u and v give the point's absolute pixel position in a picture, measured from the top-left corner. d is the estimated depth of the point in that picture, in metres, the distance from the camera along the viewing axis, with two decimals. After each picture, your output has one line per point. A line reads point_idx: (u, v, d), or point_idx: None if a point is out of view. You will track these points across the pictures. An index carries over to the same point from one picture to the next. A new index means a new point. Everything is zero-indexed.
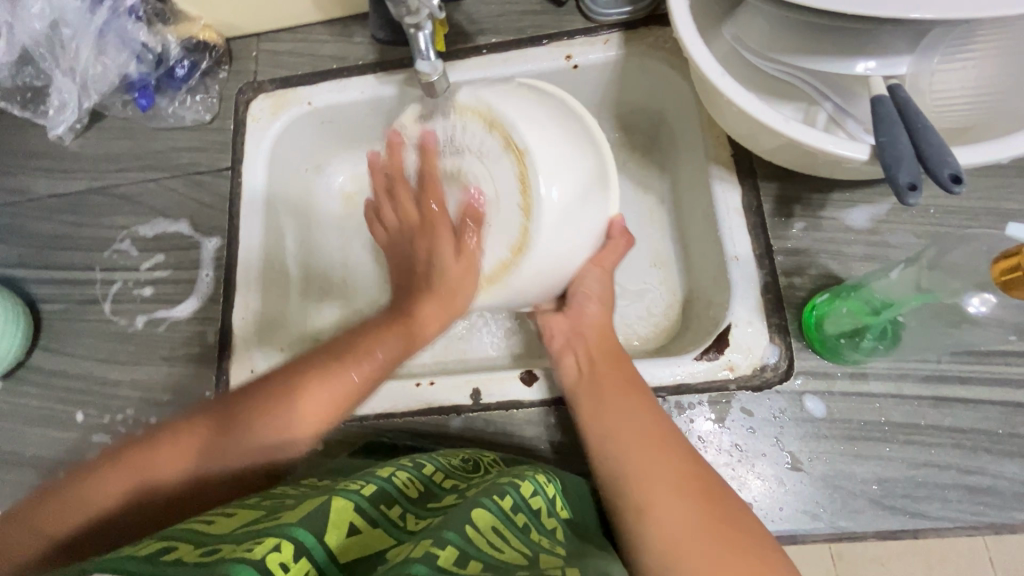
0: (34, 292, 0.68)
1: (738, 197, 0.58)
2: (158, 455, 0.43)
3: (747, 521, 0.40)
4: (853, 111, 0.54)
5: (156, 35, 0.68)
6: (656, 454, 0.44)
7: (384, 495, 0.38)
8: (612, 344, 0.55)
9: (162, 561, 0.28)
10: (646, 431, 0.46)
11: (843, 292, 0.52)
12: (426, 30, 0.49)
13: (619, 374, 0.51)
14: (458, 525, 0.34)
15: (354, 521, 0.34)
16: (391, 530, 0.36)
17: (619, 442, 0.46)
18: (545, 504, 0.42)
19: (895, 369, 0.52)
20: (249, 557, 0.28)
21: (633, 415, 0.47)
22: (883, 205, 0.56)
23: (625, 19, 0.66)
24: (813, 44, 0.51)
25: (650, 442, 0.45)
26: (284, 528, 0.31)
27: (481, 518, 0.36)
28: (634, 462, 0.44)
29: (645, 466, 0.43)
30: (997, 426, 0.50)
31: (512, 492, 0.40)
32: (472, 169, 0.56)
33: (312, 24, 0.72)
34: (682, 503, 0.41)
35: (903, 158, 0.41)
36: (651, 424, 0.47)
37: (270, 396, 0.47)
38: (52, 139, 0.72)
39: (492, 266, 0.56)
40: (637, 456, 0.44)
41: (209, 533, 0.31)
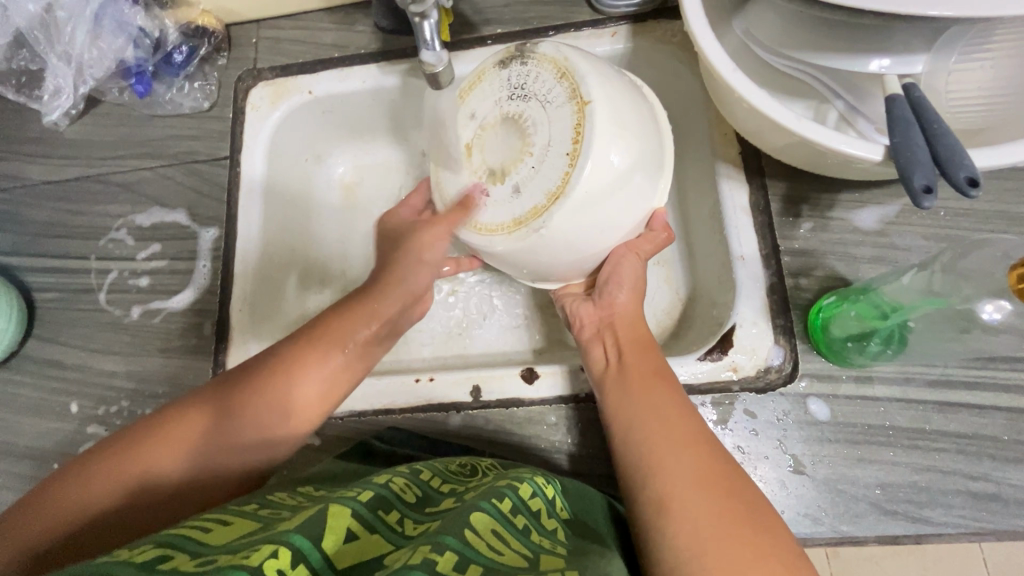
0: (28, 280, 0.67)
1: (745, 196, 0.57)
2: (150, 450, 0.43)
3: (770, 522, 0.39)
4: (865, 109, 0.53)
5: (154, 19, 0.66)
6: (681, 447, 0.43)
7: (382, 501, 0.38)
8: (639, 327, 0.54)
9: (158, 569, 0.27)
10: (674, 422, 0.45)
11: (851, 296, 0.52)
12: (432, 18, 0.47)
13: (646, 361, 0.50)
14: (458, 529, 0.34)
15: (351, 527, 0.34)
16: (387, 535, 0.35)
17: (645, 431, 0.45)
18: (546, 505, 0.42)
19: (900, 373, 0.51)
20: (245, 563, 0.27)
21: (659, 406, 0.46)
22: (892, 207, 0.56)
23: (634, 11, 0.65)
24: (826, 39, 0.50)
25: (675, 434, 0.44)
26: (280, 536, 0.30)
27: (480, 520, 0.35)
28: (661, 457, 0.43)
29: (668, 458, 0.42)
30: (1002, 433, 0.50)
31: (511, 494, 0.40)
32: (534, 115, 0.53)
33: (313, 11, 0.71)
34: (702, 498, 0.39)
35: (919, 160, 0.40)
36: (678, 414, 0.45)
37: (262, 376, 0.47)
38: (47, 124, 0.70)
39: (523, 211, 0.52)
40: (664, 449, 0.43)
41: (206, 543, 0.31)
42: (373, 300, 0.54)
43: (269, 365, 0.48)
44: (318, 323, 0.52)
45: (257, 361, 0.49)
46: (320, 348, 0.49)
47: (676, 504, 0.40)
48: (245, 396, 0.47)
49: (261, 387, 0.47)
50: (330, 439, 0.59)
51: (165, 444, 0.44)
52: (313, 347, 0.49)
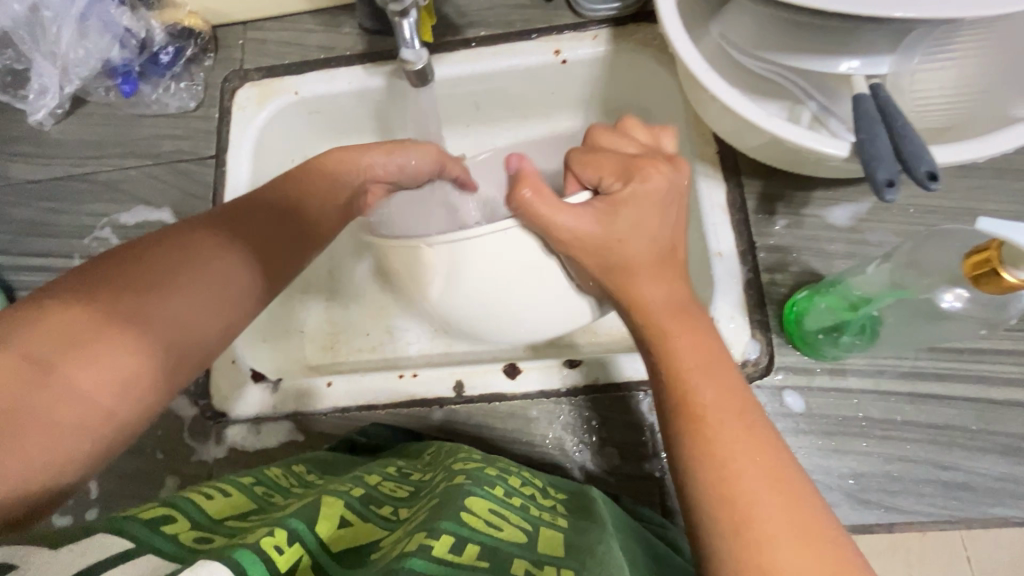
0: (12, 279, 0.67)
1: (722, 194, 0.59)
2: (38, 398, 0.31)
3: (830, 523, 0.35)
4: (836, 108, 0.56)
5: (140, 20, 0.67)
6: (743, 434, 0.37)
7: (373, 499, 0.39)
8: (665, 323, 0.43)
9: (163, 531, 0.29)
10: (739, 443, 0.37)
11: (821, 289, 0.53)
12: (411, 17, 0.48)
13: (677, 337, 0.42)
14: (454, 512, 0.34)
15: (345, 514, 0.35)
16: (380, 523, 0.36)
17: (703, 412, 0.38)
18: (535, 488, 0.45)
19: (873, 365, 0.53)
20: (242, 541, 0.28)
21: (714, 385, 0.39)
22: (864, 203, 0.57)
23: (614, 14, 0.66)
24: (798, 41, 0.52)
25: (741, 461, 0.36)
26: (277, 522, 0.31)
27: (477, 503, 0.36)
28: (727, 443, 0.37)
29: (732, 445, 0.37)
30: (971, 423, 0.51)
31: (502, 481, 0.42)
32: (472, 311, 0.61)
33: (300, 13, 0.72)
34: (766, 491, 0.35)
35: (881, 155, 0.42)
36: (742, 432, 0.37)
37: (180, 286, 0.39)
38: (33, 124, 0.70)
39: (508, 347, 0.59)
40: (728, 432, 0.37)
41: (203, 517, 0.32)
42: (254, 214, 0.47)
43: (196, 273, 0.41)
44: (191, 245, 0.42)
45: (131, 272, 0.38)
46: (211, 277, 0.41)
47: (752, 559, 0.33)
48: (118, 323, 0.35)
49: (184, 302, 0.39)
50: (313, 436, 0.59)
51: (33, 384, 0.31)
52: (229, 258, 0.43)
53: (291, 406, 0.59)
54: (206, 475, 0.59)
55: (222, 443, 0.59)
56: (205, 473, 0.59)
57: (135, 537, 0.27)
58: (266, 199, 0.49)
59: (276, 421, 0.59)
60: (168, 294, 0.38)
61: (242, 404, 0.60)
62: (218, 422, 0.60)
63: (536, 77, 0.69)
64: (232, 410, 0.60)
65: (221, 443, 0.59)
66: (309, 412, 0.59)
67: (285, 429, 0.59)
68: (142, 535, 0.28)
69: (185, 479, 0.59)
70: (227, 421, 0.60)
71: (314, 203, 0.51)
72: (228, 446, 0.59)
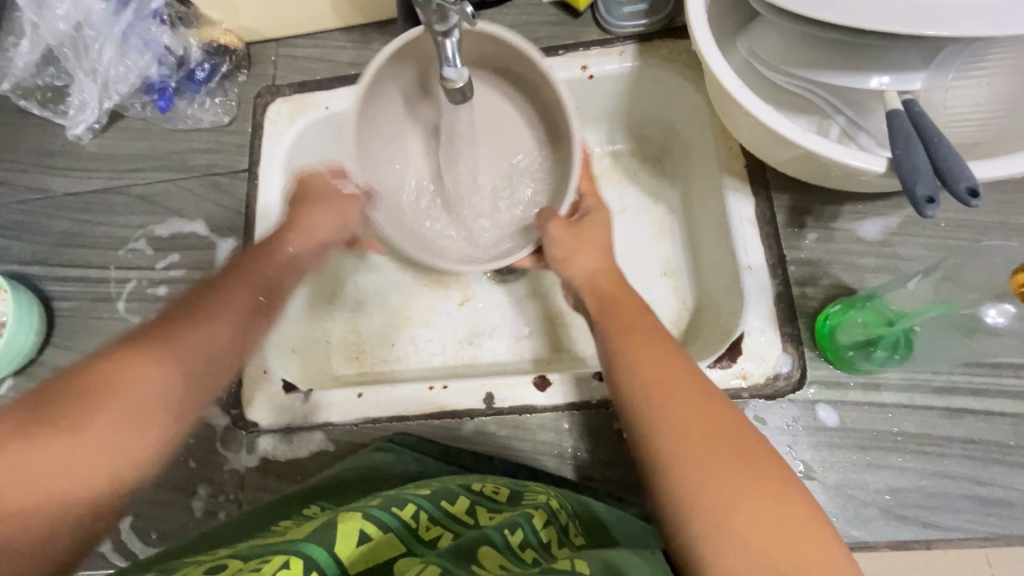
0: (49, 290, 0.68)
1: (752, 208, 0.59)
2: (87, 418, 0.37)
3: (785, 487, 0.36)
4: (866, 125, 0.55)
5: (179, 38, 0.69)
6: (682, 390, 0.41)
7: (395, 502, 0.39)
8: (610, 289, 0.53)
9: None
10: (664, 368, 0.43)
11: (856, 303, 0.53)
12: (454, 38, 0.48)
13: (622, 309, 0.50)
14: (464, 564, 0.34)
15: (364, 529, 0.35)
16: (402, 535, 0.36)
17: (645, 370, 0.43)
18: (557, 532, 0.42)
19: (907, 379, 0.52)
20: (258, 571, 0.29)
21: (655, 353, 0.44)
22: (894, 217, 0.57)
23: (641, 30, 0.67)
24: (827, 58, 0.53)
25: (669, 383, 0.41)
26: (292, 547, 0.32)
27: (490, 555, 0.35)
28: (671, 402, 0.40)
29: (673, 398, 0.40)
30: (1009, 439, 0.50)
31: (525, 524, 0.40)
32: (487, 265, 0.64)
33: (332, 31, 0.73)
34: (708, 440, 0.37)
35: (920, 172, 0.42)
36: (665, 361, 0.43)
37: (194, 317, 0.46)
38: (71, 138, 0.72)
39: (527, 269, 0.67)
40: (670, 391, 0.41)
41: (215, 557, 0.33)
42: (247, 259, 0.54)
43: (202, 312, 0.47)
44: (192, 299, 0.48)
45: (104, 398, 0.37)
46: (211, 311, 0.47)
47: (683, 460, 0.37)
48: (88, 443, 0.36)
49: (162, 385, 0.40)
50: (342, 447, 0.59)
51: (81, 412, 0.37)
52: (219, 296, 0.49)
53: (322, 416, 0.60)
54: (236, 485, 0.59)
55: (253, 452, 0.60)
56: (236, 483, 0.59)
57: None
58: (209, 295, 0.49)
59: (307, 431, 0.60)
60: (127, 386, 0.39)
61: (275, 413, 0.60)
62: (250, 431, 0.60)
63: None
64: (264, 420, 0.60)
65: (252, 452, 0.60)
66: (339, 422, 0.60)
67: (316, 439, 0.60)
68: None
69: (216, 488, 0.59)
70: (258, 430, 0.60)
71: (240, 285, 0.51)
72: (259, 455, 0.60)
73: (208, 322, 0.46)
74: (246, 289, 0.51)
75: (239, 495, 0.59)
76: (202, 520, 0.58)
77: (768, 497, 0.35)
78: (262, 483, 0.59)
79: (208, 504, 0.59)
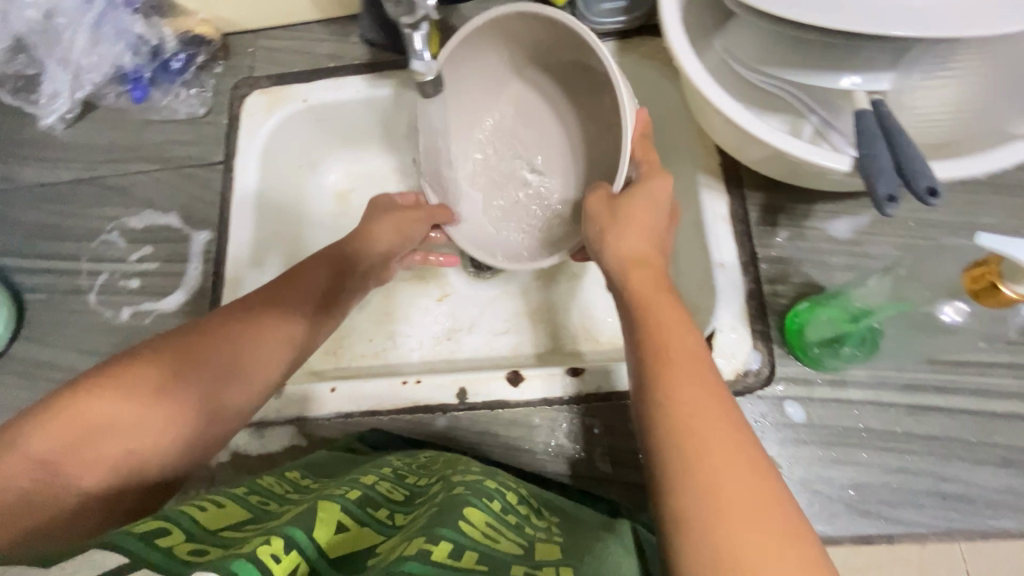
0: (19, 282, 0.67)
1: (725, 206, 0.59)
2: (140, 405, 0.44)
3: None
4: (838, 124, 0.56)
5: (153, 28, 0.68)
6: (735, 469, 0.32)
7: (369, 500, 0.39)
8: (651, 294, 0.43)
9: (160, 545, 0.29)
10: (699, 403, 0.35)
11: (823, 300, 0.54)
12: (422, 31, 0.48)
13: (667, 326, 0.41)
14: (452, 519, 0.34)
15: (341, 520, 0.35)
16: (375, 527, 0.37)
17: (688, 426, 0.34)
18: (530, 509, 0.44)
19: (873, 377, 0.53)
20: (240, 550, 0.29)
21: (703, 401, 0.35)
22: (865, 217, 0.58)
23: (620, 28, 0.67)
24: (799, 58, 0.53)
25: (702, 425, 0.34)
26: (273, 530, 0.31)
27: (475, 514, 0.36)
28: (718, 480, 0.32)
29: (720, 474, 0.32)
30: (970, 436, 0.51)
31: (500, 496, 0.42)
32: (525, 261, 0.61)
33: (310, 22, 0.73)
34: (756, 543, 0.30)
35: (884, 170, 0.42)
36: (700, 391, 0.36)
37: (244, 332, 0.51)
38: (44, 128, 0.71)
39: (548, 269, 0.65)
40: (718, 464, 0.32)
41: (199, 529, 0.33)
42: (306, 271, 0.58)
43: (251, 326, 0.52)
44: (247, 308, 0.53)
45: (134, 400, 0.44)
46: (265, 331, 0.52)
47: (725, 568, 0.29)
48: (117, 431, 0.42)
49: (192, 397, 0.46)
50: (315, 441, 0.59)
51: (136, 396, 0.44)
52: (279, 315, 0.54)
53: (295, 410, 0.60)
54: (207, 480, 0.59)
55: (224, 447, 0.59)
56: (206, 478, 0.59)
57: (129, 552, 0.28)
58: (267, 310, 0.53)
59: (279, 425, 0.60)
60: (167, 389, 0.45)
61: None
62: None
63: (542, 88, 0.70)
64: None
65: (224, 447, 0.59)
66: (313, 417, 0.60)
67: (288, 433, 0.59)
68: (140, 549, 0.28)
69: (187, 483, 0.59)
70: None
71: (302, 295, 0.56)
72: (231, 450, 0.59)
73: (260, 345, 0.51)
74: (301, 308, 0.55)
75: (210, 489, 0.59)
76: None
77: None
78: (234, 477, 0.59)
79: (178, 498, 0.58)
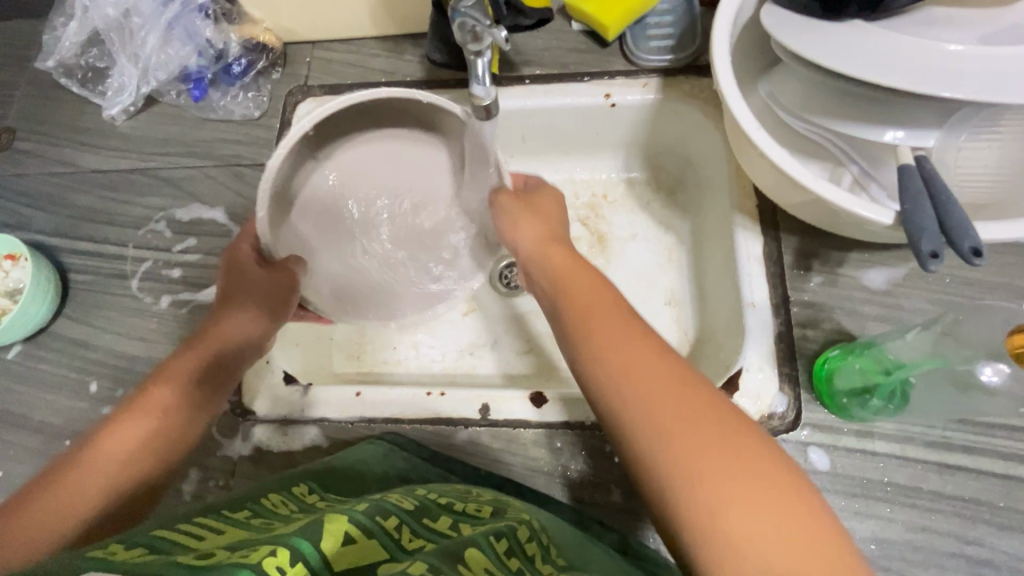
0: (67, 262, 0.70)
1: (759, 246, 0.60)
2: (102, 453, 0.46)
3: (771, 462, 0.36)
4: (877, 175, 0.56)
5: (221, 33, 0.71)
6: (661, 377, 0.40)
7: (380, 510, 0.39)
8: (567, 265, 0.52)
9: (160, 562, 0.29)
10: (623, 342, 0.43)
11: (855, 349, 0.54)
12: (486, 57, 0.50)
13: (579, 288, 0.49)
14: (451, 561, 0.34)
15: (349, 531, 0.35)
16: (385, 540, 0.36)
17: (611, 360, 0.42)
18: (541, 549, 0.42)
19: (901, 431, 0.53)
20: (246, 562, 0.30)
21: (620, 337, 0.43)
22: (901, 269, 0.58)
23: (666, 65, 0.69)
24: (844, 108, 0.54)
25: (625, 356, 0.42)
26: (280, 541, 0.33)
27: (475, 559, 0.36)
28: (647, 394, 0.39)
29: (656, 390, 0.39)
30: (999, 500, 0.50)
31: (509, 534, 0.40)
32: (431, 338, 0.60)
33: (367, 37, 0.76)
34: (691, 433, 0.37)
35: (926, 226, 0.43)
36: (622, 331, 0.44)
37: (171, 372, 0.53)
38: (105, 118, 0.75)
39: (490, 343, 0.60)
40: (645, 386, 0.39)
41: (202, 545, 0.32)
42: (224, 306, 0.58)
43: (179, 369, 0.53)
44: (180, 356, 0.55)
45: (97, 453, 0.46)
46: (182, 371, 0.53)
47: (674, 457, 0.36)
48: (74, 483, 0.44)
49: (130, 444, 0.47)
50: (336, 444, 0.60)
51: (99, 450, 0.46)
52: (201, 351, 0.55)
53: (318, 411, 0.61)
54: (228, 472, 0.60)
55: (248, 441, 0.60)
56: (227, 470, 0.60)
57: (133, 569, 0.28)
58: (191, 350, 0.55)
59: (303, 425, 0.60)
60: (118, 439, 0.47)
61: (272, 404, 0.61)
62: (246, 419, 0.61)
63: (584, 117, 0.72)
64: (262, 409, 0.61)
65: (246, 441, 0.60)
66: (335, 419, 0.60)
67: (311, 434, 0.60)
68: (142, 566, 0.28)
69: (207, 473, 0.60)
70: (255, 419, 0.61)
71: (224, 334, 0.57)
72: (253, 444, 0.60)
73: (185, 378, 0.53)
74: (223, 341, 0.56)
75: (230, 482, 0.59)
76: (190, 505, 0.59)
77: (760, 491, 0.34)
78: (253, 472, 0.60)
79: (198, 488, 0.59)
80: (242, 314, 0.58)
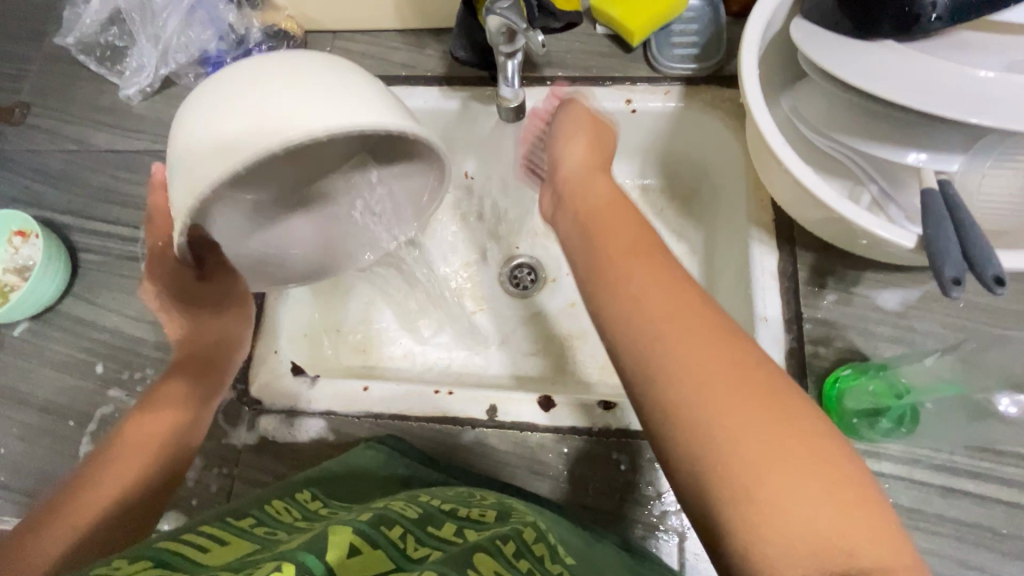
0: (77, 242, 0.70)
1: (774, 261, 0.60)
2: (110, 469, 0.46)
3: (800, 413, 0.36)
4: (898, 196, 0.56)
5: (242, 19, 0.72)
6: (693, 322, 0.40)
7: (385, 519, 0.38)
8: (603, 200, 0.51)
9: None
10: (660, 285, 0.42)
11: (868, 371, 0.54)
12: (515, 59, 0.53)
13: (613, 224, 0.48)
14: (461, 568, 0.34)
15: (354, 542, 0.34)
16: (391, 551, 0.35)
17: (646, 300, 0.41)
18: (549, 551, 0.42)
19: (908, 453, 0.53)
20: None
21: (655, 276, 0.43)
22: (915, 291, 0.58)
23: (689, 74, 0.69)
24: (868, 128, 0.54)
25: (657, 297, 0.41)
26: (286, 555, 0.32)
27: (485, 563, 0.36)
28: (681, 340, 0.39)
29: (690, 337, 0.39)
30: (1001, 526, 0.51)
31: (517, 538, 0.40)
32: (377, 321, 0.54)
33: (390, 30, 0.75)
34: (722, 379, 0.37)
35: (950, 252, 0.43)
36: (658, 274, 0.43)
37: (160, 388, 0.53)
38: (121, 98, 0.74)
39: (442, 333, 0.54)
40: (677, 330, 0.39)
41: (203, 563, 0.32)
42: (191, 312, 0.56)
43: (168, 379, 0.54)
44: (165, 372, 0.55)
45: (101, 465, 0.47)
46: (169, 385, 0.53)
47: (708, 403, 0.36)
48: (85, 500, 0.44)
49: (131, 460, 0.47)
50: (342, 437, 0.60)
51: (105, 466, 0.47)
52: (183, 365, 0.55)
53: (326, 403, 0.61)
54: (232, 460, 0.60)
55: (253, 429, 0.60)
56: (231, 458, 0.60)
57: None
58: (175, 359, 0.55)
59: (309, 417, 0.60)
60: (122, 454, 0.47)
61: (278, 394, 0.61)
62: (253, 408, 0.61)
63: None
64: (269, 399, 0.61)
65: (252, 429, 0.60)
66: (341, 413, 0.60)
67: (317, 426, 0.60)
68: None
69: (211, 460, 0.60)
70: (261, 409, 0.61)
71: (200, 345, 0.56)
72: (259, 433, 0.60)
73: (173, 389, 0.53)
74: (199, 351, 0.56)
75: (234, 470, 0.59)
76: (193, 490, 0.59)
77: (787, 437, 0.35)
78: (257, 461, 0.59)
79: (201, 475, 0.59)
80: (215, 327, 0.57)
